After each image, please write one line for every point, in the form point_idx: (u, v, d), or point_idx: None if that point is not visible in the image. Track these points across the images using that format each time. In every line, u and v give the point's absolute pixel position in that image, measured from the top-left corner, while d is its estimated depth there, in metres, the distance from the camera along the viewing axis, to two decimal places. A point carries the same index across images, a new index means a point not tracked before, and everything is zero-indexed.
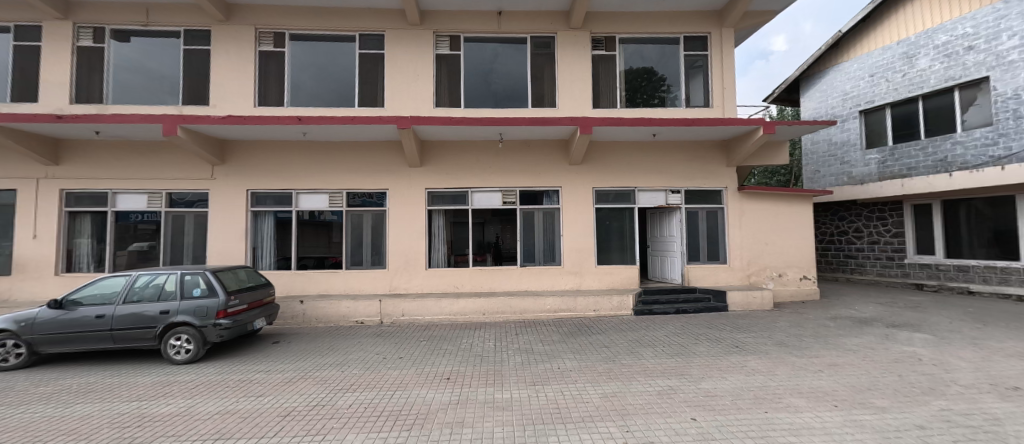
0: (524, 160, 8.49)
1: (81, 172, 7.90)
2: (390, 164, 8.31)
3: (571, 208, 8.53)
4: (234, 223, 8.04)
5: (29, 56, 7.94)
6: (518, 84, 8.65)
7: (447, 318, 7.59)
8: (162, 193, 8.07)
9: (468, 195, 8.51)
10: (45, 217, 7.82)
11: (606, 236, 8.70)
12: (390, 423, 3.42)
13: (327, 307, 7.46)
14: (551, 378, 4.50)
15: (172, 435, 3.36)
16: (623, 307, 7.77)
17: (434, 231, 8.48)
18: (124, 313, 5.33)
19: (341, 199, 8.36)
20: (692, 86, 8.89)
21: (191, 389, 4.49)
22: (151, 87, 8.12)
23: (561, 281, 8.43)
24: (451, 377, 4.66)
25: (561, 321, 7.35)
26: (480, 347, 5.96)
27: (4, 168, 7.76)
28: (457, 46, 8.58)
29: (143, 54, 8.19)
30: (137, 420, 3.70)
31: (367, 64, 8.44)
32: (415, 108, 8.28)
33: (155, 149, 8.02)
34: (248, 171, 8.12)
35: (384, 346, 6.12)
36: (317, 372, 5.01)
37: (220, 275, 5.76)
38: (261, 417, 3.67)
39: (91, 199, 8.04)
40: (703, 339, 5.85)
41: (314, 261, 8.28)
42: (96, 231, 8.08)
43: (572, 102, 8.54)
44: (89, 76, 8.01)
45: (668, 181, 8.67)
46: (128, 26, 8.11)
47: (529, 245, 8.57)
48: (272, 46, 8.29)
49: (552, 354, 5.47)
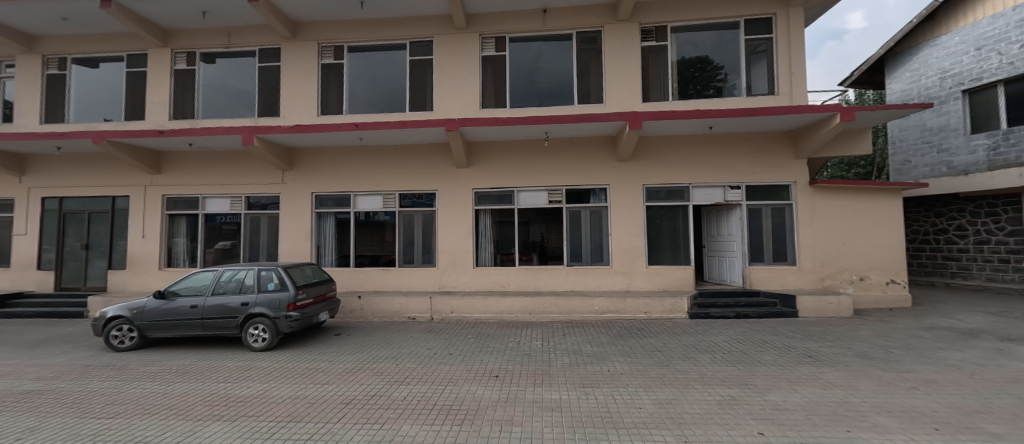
0: (570, 159, 8.38)
1: (177, 179, 9.03)
2: (438, 165, 8.59)
3: (619, 207, 8.27)
4: (301, 224, 8.77)
5: (138, 80, 9.22)
6: (564, 81, 8.55)
7: (493, 317, 7.70)
8: (242, 197, 9.00)
9: (514, 194, 8.56)
10: (151, 219, 9.04)
11: (657, 235, 8.34)
12: (443, 417, 3.53)
13: (382, 303, 7.88)
14: (601, 380, 4.38)
15: (252, 415, 3.73)
16: (677, 309, 7.37)
17: (481, 230, 8.64)
18: (212, 303, 6.02)
19: (394, 200, 8.78)
20: (754, 73, 8.23)
21: (267, 374, 4.95)
22: (232, 102, 9.08)
23: (609, 281, 8.21)
24: (500, 375, 4.71)
25: (609, 323, 7.15)
26: (527, 346, 5.96)
27: (119, 177, 9.09)
28: (503, 47, 8.65)
29: (225, 73, 9.17)
30: (224, 399, 4.15)
31: (417, 69, 8.77)
32: (462, 110, 8.49)
33: (236, 158, 8.95)
34: (312, 175, 8.79)
35: (435, 342, 6.33)
36: (374, 364, 5.31)
37: (290, 271, 6.30)
38: (326, 404, 3.95)
39: (185, 203, 9.16)
40: (768, 347, 5.39)
41: (369, 259, 8.78)
42: (190, 231, 9.18)
43: (620, 97, 8.28)
44: (182, 95, 9.12)
45: (726, 176, 8.11)
46: (213, 49, 9.12)
47: (575, 244, 8.45)
48: (332, 58, 8.90)
49: (601, 356, 5.33)
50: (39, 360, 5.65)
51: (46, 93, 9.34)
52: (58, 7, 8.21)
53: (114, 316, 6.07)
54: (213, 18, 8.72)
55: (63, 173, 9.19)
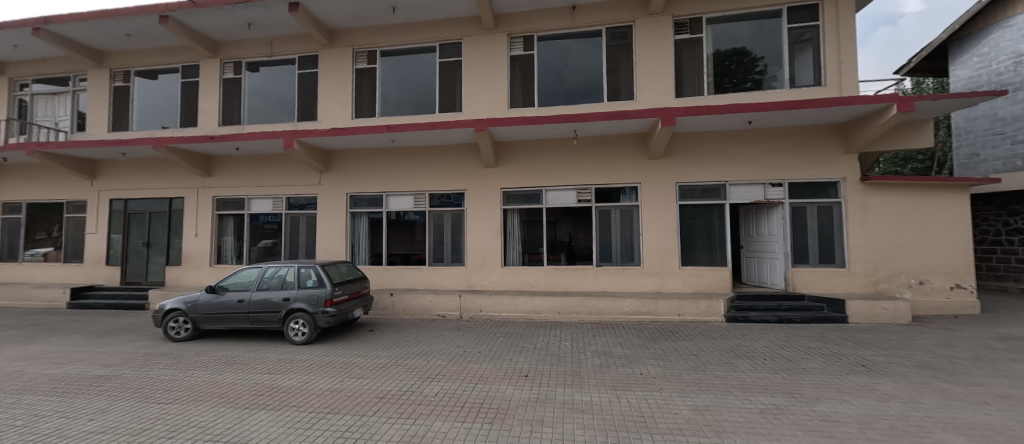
0: (599, 157, 8.24)
1: (226, 181, 9.63)
2: (467, 165, 8.69)
3: (650, 205, 8.05)
4: (337, 223, 9.13)
5: (191, 90, 9.91)
6: (593, 78, 8.42)
7: (522, 316, 7.70)
8: (283, 198, 9.47)
9: (542, 194, 8.52)
10: (203, 219, 9.69)
11: (690, 235, 8.05)
12: (474, 415, 3.57)
13: (413, 301, 8.06)
14: (634, 383, 4.27)
15: (294, 405, 3.92)
16: (712, 312, 7.07)
17: (509, 230, 8.66)
18: (257, 298, 6.38)
19: (424, 200, 8.96)
20: (798, 63, 7.78)
21: (307, 367, 5.19)
22: (274, 108, 9.57)
23: (640, 282, 8.01)
24: (529, 375, 4.70)
25: (640, 325, 6.97)
26: (556, 346, 5.91)
27: (176, 180, 9.81)
28: (531, 46, 8.62)
29: (268, 80, 9.68)
30: (268, 389, 4.39)
31: (446, 71, 8.91)
32: (491, 110, 8.55)
33: (278, 161, 9.44)
34: (347, 176, 9.13)
35: (464, 340, 6.40)
36: (406, 360, 5.44)
37: (327, 269, 6.57)
38: (361, 397, 4.09)
39: (232, 204, 9.75)
40: (814, 354, 5.07)
41: (401, 258, 9.01)
42: (236, 230, 9.76)
43: (651, 92, 8.06)
44: (230, 103, 9.71)
45: (767, 173, 7.71)
46: (257, 58, 9.65)
47: (605, 244, 8.31)
48: (366, 63, 9.19)
49: (632, 359, 5.20)
50: (109, 348, 6.19)
51: (114, 103, 10.22)
52: (123, 24, 8.95)
53: (171, 309, 6.54)
54: (257, 29, 9.22)
55: (128, 176, 10.04)
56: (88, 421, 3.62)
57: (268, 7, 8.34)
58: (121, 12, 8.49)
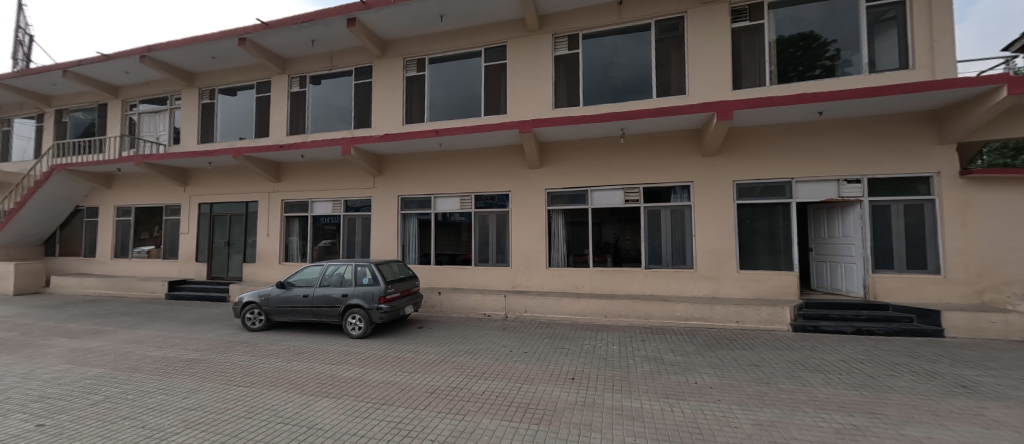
0: (648, 156, 7.94)
1: (293, 185, 10.52)
2: (512, 167, 8.77)
3: (704, 205, 7.62)
4: (390, 225, 9.63)
5: (263, 104, 10.94)
6: (641, 74, 8.14)
7: (567, 318, 7.62)
8: (341, 201, 10.15)
9: (587, 194, 8.37)
10: (273, 220, 10.65)
11: (750, 237, 7.51)
12: (521, 414, 3.59)
13: (460, 300, 8.28)
14: (688, 393, 4.06)
15: (353, 395, 4.19)
16: (776, 320, 6.53)
17: (554, 230, 8.60)
18: (319, 294, 6.89)
19: (470, 201, 9.17)
20: (878, 45, 6.97)
21: (364, 360, 5.52)
22: (333, 118, 10.29)
23: (694, 285, 7.60)
24: (576, 378, 4.63)
25: (693, 331, 6.62)
26: (603, 350, 5.77)
27: (251, 185, 10.89)
28: (576, 45, 8.52)
29: (328, 92, 10.42)
30: (330, 379, 4.72)
31: (491, 74, 9.06)
32: (535, 111, 8.58)
33: (337, 166, 10.14)
34: (399, 180, 9.59)
35: (510, 340, 6.46)
36: (454, 357, 5.60)
37: (380, 267, 6.94)
38: (413, 391, 4.27)
39: (298, 206, 10.62)
40: (902, 371, 4.50)
41: (448, 257, 9.29)
42: (301, 231, 10.60)
43: (705, 86, 7.65)
44: (296, 114, 10.59)
45: (840, 168, 6.99)
46: (319, 72, 10.44)
47: (654, 246, 7.99)
48: (415, 71, 9.60)
49: (686, 366, 4.95)
50: (198, 334, 7.00)
51: (201, 118, 11.55)
52: (209, 48, 10.11)
53: (248, 302, 7.26)
54: (319, 45, 9.98)
55: (213, 183, 11.31)
56: (183, 399, 4.12)
57: (329, 24, 9.00)
58: (208, 37, 9.60)
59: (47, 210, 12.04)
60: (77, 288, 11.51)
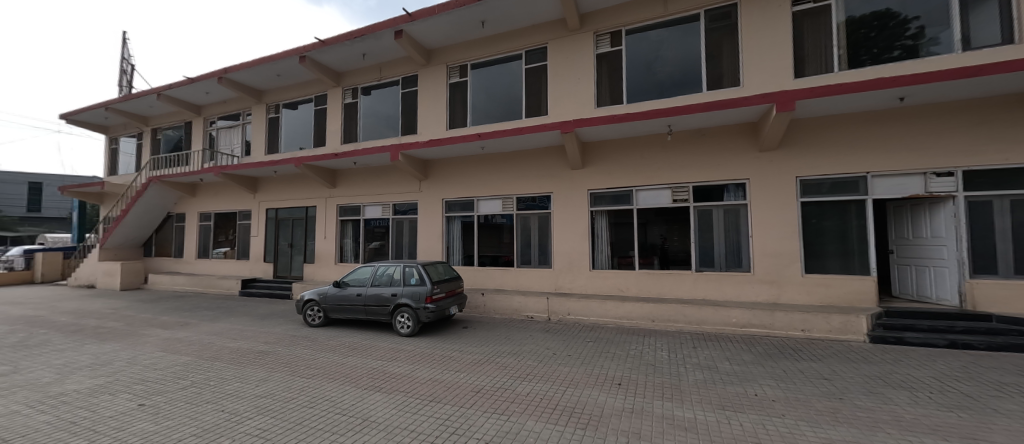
0: (698, 152, 7.55)
1: (346, 191, 11.22)
2: (554, 168, 8.72)
3: (762, 203, 7.09)
4: (435, 227, 9.95)
5: (321, 115, 11.78)
6: (689, 67, 7.76)
7: (612, 322, 7.42)
8: (390, 204, 10.65)
9: (632, 194, 8.12)
10: (330, 224, 11.42)
11: (816, 238, 6.88)
12: (566, 418, 3.55)
13: (503, 301, 8.35)
14: (747, 405, 3.79)
15: (403, 390, 4.38)
16: (849, 330, 5.92)
17: (597, 231, 8.42)
18: (371, 293, 7.27)
19: (512, 203, 9.23)
20: (973, 18, 6.11)
21: (413, 357, 5.75)
22: (382, 126, 10.84)
23: (751, 290, 7.11)
24: (622, 384, 4.49)
25: (751, 340, 6.18)
26: (651, 356, 5.55)
27: (311, 191, 11.77)
28: (619, 42, 8.32)
29: (377, 102, 10.99)
30: (382, 374, 4.97)
31: (532, 77, 9.08)
32: (577, 112, 8.48)
33: (386, 171, 10.67)
34: (443, 184, 9.89)
35: (553, 342, 6.41)
36: (498, 358, 5.65)
37: (427, 268, 7.20)
38: (459, 390, 4.37)
39: (351, 210, 11.28)
40: (1011, 392, 3.88)
41: (490, 259, 9.41)
42: (354, 234, 11.24)
43: (762, 77, 7.14)
44: (348, 123, 11.29)
45: (926, 160, 6.20)
46: (369, 83, 11.06)
47: (706, 247, 7.56)
48: (458, 77, 9.87)
49: (744, 376, 4.62)
50: (267, 329, 7.67)
51: (268, 131, 12.67)
52: (275, 67, 11.09)
53: (309, 299, 7.84)
54: (370, 58, 10.58)
55: (278, 190, 12.35)
56: (255, 387, 4.52)
57: (378, 37, 9.51)
58: (274, 57, 10.54)
59: (145, 216, 13.82)
60: (168, 285, 13.08)
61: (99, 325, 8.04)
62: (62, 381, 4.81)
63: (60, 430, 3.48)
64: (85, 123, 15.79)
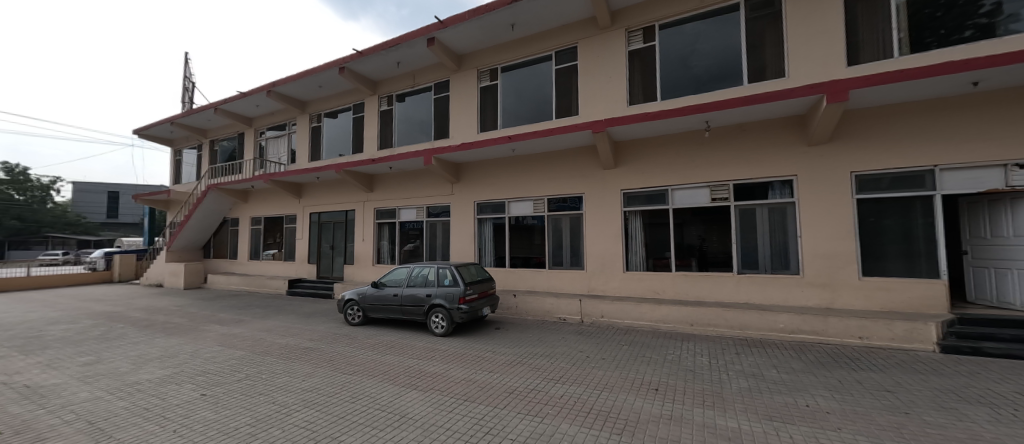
0: (739, 149, 7.19)
1: (383, 194, 11.65)
2: (585, 168, 8.62)
3: (812, 201, 6.64)
4: (467, 229, 10.12)
5: (358, 123, 12.33)
6: (729, 59, 7.42)
7: (648, 325, 7.21)
8: (424, 207, 10.95)
9: (667, 193, 7.87)
10: (367, 227, 11.90)
11: (875, 238, 6.36)
12: (602, 422, 3.50)
13: (535, 302, 8.34)
14: (797, 416, 3.57)
15: (439, 389, 4.48)
16: (916, 339, 5.42)
17: (631, 232, 8.23)
18: (407, 293, 7.51)
19: (543, 205, 9.20)
20: None
21: (447, 356, 5.88)
22: (416, 131, 11.17)
23: (800, 293, 6.67)
24: (660, 389, 4.35)
25: (801, 347, 5.79)
26: (690, 361, 5.34)
27: (350, 195, 12.33)
28: (652, 37, 8.10)
29: (411, 108, 11.33)
30: (418, 373, 5.11)
31: (562, 77, 9.03)
32: (608, 111, 8.34)
33: (419, 175, 10.99)
34: (475, 186, 10.05)
35: (587, 345, 6.32)
36: (531, 359, 5.65)
37: (459, 269, 7.34)
38: (493, 390, 4.41)
39: (387, 213, 11.70)
40: None
41: (522, 261, 9.42)
42: (390, 236, 11.64)
43: (809, 66, 6.71)
44: (384, 130, 11.73)
45: (1009, 150, 5.54)
46: (403, 90, 11.43)
47: (748, 248, 7.19)
48: (488, 80, 9.99)
49: (794, 386, 4.34)
50: (311, 327, 8.10)
51: (311, 140, 13.41)
52: (317, 79, 11.74)
53: (349, 299, 8.20)
54: (404, 66, 10.94)
55: (320, 194, 13.04)
56: (302, 381, 4.80)
57: (412, 45, 9.82)
58: (316, 70, 11.16)
59: (204, 221, 15.03)
60: (224, 284, 14.15)
61: (166, 320, 8.83)
62: (137, 371, 5.33)
63: (135, 416, 3.85)
64: (154, 137, 17.42)
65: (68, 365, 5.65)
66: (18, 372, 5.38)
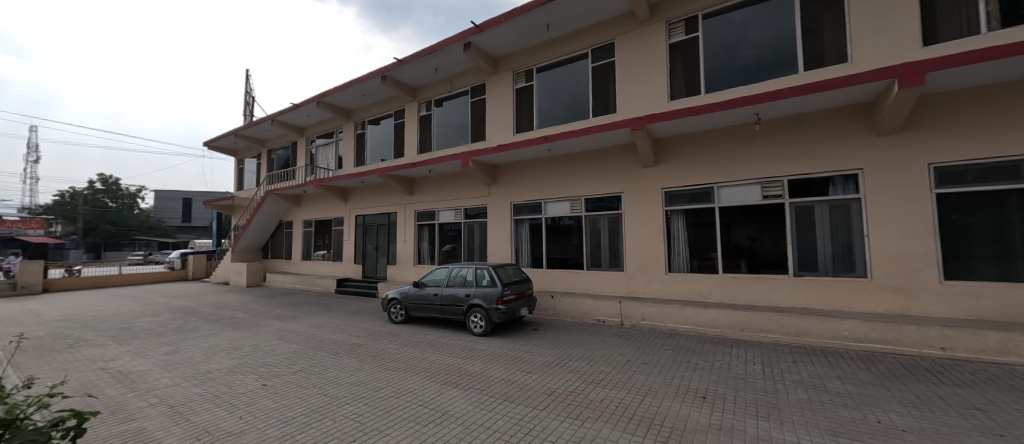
0: (794, 142, 6.69)
1: (423, 197, 12.04)
2: (624, 167, 8.40)
3: (881, 197, 6.04)
4: (504, 230, 10.20)
5: (399, 129, 12.81)
6: (781, 47, 6.94)
7: (694, 329, 6.89)
8: (462, 209, 11.18)
9: (713, 191, 7.49)
10: (408, 228, 12.34)
11: (959, 237, 5.66)
12: (645, 429, 3.38)
13: (574, 304, 8.24)
14: (866, 433, 3.25)
15: (479, 387, 4.55)
16: (1012, 351, 4.77)
17: (673, 232, 7.91)
18: (446, 293, 7.69)
19: (580, 205, 9.07)
20: None
21: (487, 356, 5.96)
22: (453, 135, 11.42)
23: (868, 298, 6.08)
24: (708, 397, 4.14)
25: (870, 357, 5.28)
26: (741, 368, 5.04)
27: (392, 198, 12.87)
28: (695, 28, 7.74)
29: (448, 112, 11.60)
30: (458, 371, 5.21)
31: (599, 74, 8.87)
32: (648, 107, 8.08)
33: (457, 177, 11.24)
34: (511, 187, 10.12)
35: (628, 348, 6.16)
36: (571, 362, 5.58)
37: (497, 270, 7.41)
38: (532, 391, 4.40)
39: (426, 215, 12.08)
40: None
41: (559, 261, 9.35)
42: (429, 237, 11.99)
43: (875, 49, 6.12)
44: (423, 134, 12.11)
45: None
46: (441, 95, 11.73)
47: (806, 249, 6.68)
48: (524, 81, 10.02)
49: (862, 400, 3.95)
50: (358, 324, 8.52)
51: (356, 146, 14.12)
52: (361, 88, 12.36)
53: (392, 298, 8.53)
54: (442, 71, 11.23)
55: (365, 198, 13.71)
56: (351, 375, 5.06)
57: (449, 51, 10.07)
58: (360, 79, 11.75)
59: (263, 224, 16.30)
60: (281, 282, 15.26)
61: (232, 315, 9.68)
62: (209, 361, 5.88)
63: (208, 401, 4.26)
64: (220, 148, 19.14)
65: (152, 354, 6.35)
66: (113, 359, 6.13)
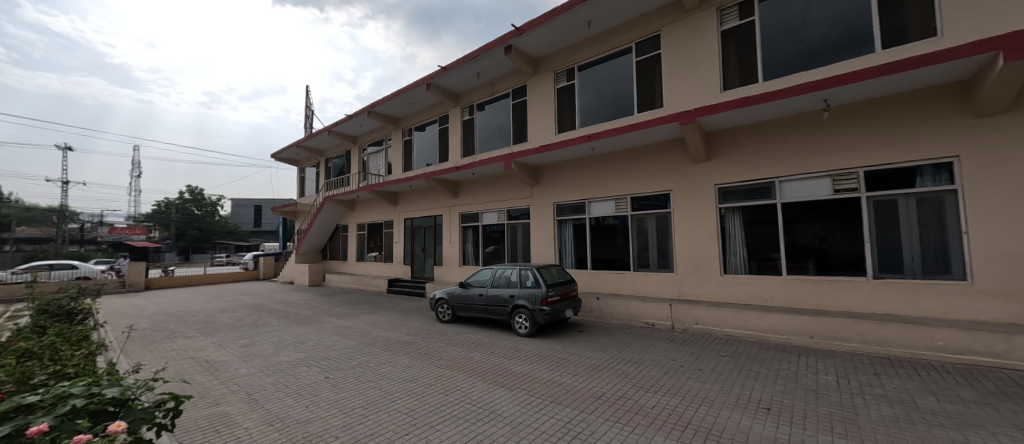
0: (871, 129, 6.01)
1: (467, 199, 12.33)
2: (673, 163, 8.03)
3: (983, 188, 5.26)
4: (547, 230, 10.15)
5: (444, 134, 13.23)
6: (852, 25, 6.29)
7: (754, 335, 6.43)
8: (505, 210, 11.29)
9: (774, 186, 6.96)
10: (453, 230, 12.68)
11: None
12: (702, 440, 3.20)
13: (620, 306, 8.01)
14: None
15: (525, 388, 4.57)
16: None
17: (729, 231, 7.42)
18: (491, 294, 7.81)
19: (626, 204, 8.80)
20: None
21: (532, 357, 5.96)
22: (495, 137, 11.58)
23: (968, 304, 5.30)
24: (773, 409, 3.82)
25: (972, 371, 4.60)
26: (811, 379, 4.60)
27: (438, 201, 13.30)
28: (749, 13, 7.25)
29: (491, 115, 11.78)
30: (504, 372, 5.25)
31: (644, 68, 8.56)
32: (698, 99, 7.67)
33: (500, 179, 11.38)
34: (554, 187, 10.06)
35: (680, 353, 5.87)
36: (619, 365, 5.42)
37: (541, 271, 7.40)
38: (579, 394, 4.34)
39: (471, 217, 12.34)
40: None
41: (604, 262, 9.13)
42: (473, 239, 12.24)
43: (972, 18, 5.34)
44: (467, 138, 12.40)
45: None
46: (483, 99, 11.94)
47: (887, 248, 5.98)
48: (566, 80, 9.92)
49: (963, 420, 3.45)
50: (409, 322, 8.89)
51: (404, 152, 14.79)
52: (408, 97, 12.95)
53: (440, 298, 8.81)
54: (484, 76, 11.45)
55: (413, 202, 14.30)
56: (403, 372, 5.29)
57: (490, 56, 10.24)
58: (407, 89, 12.32)
59: (322, 228, 17.57)
60: (338, 282, 16.34)
61: (297, 312, 10.53)
62: (278, 354, 6.45)
63: (279, 390, 4.67)
64: (285, 159, 20.93)
65: (232, 346, 7.09)
66: (201, 349, 6.92)
